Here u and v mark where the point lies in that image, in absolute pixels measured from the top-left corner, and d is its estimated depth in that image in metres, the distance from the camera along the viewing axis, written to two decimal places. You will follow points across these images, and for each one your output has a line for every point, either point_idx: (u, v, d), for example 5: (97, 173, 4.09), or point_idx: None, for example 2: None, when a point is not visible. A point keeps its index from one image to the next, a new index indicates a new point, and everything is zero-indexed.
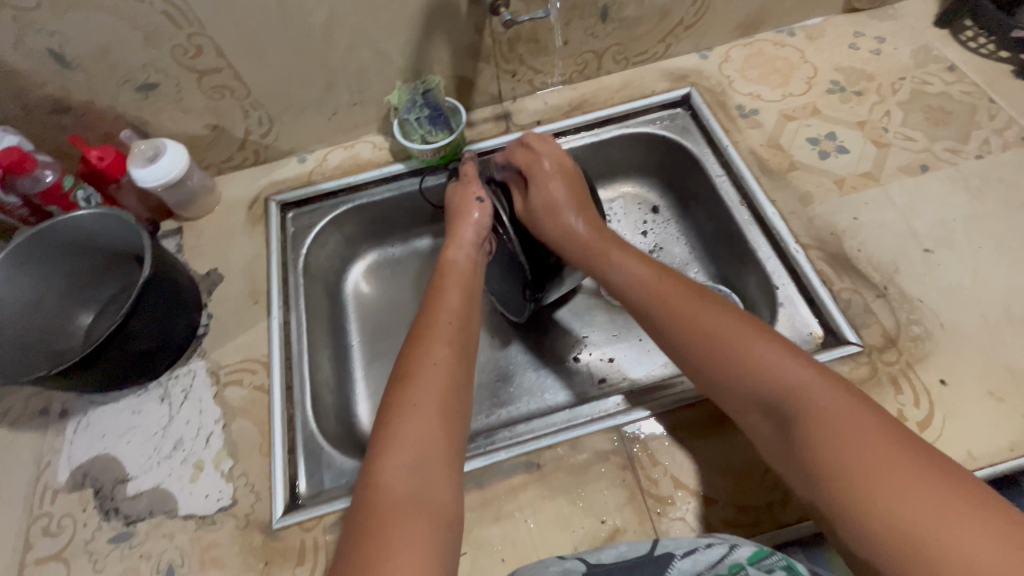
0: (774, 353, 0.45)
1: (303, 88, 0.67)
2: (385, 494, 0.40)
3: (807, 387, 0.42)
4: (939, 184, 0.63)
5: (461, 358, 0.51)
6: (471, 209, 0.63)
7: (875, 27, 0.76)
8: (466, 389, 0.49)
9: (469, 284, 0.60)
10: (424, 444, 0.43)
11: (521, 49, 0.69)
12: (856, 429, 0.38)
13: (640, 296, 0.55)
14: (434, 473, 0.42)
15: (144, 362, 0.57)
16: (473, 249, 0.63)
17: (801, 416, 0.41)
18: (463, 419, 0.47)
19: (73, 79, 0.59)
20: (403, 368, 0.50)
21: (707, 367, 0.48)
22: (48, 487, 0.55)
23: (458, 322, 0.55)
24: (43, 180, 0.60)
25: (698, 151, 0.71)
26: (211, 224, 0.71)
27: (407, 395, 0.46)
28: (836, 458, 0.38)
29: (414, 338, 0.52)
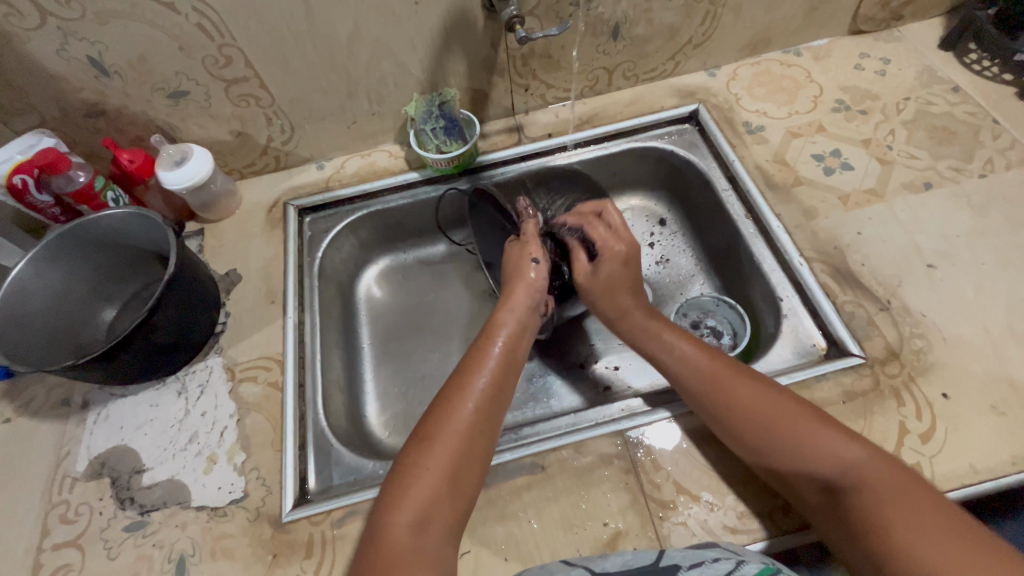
0: (817, 427, 0.46)
1: (324, 98, 0.70)
2: (387, 549, 0.41)
3: (860, 465, 0.43)
4: (942, 201, 0.64)
5: (486, 428, 0.49)
6: (528, 270, 0.61)
7: (881, 49, 0.78)
8: (483, 460, 0.47)
9: (513, 341, 0.56)
10: (430, 507, 0.43)
11: (534, 64, 0.72)
12: (913, 506, 0.39)
13: (679, 371, 0.54)
14: (430, 537, 0.42)
15: (164, 356, 0.60)
16: (525, 311, 0.59)
17: (858, 494, 0.42)
18: (474, 485, 0.46)
19: (110, 85, 0.63)
20: (429, 420, 0.48)
21: (753, 438, 0.48)
22: (67, 475, 0.57)
23: (493, 385, 0.51)
24: (76, 180, 0.63)
25: (705, 165, 0.73)
26: (231, 226, 0.74)
27: (426, 454, 0.45)
28: (905, 537, 0.38)
29: (446, 391, 0.50)
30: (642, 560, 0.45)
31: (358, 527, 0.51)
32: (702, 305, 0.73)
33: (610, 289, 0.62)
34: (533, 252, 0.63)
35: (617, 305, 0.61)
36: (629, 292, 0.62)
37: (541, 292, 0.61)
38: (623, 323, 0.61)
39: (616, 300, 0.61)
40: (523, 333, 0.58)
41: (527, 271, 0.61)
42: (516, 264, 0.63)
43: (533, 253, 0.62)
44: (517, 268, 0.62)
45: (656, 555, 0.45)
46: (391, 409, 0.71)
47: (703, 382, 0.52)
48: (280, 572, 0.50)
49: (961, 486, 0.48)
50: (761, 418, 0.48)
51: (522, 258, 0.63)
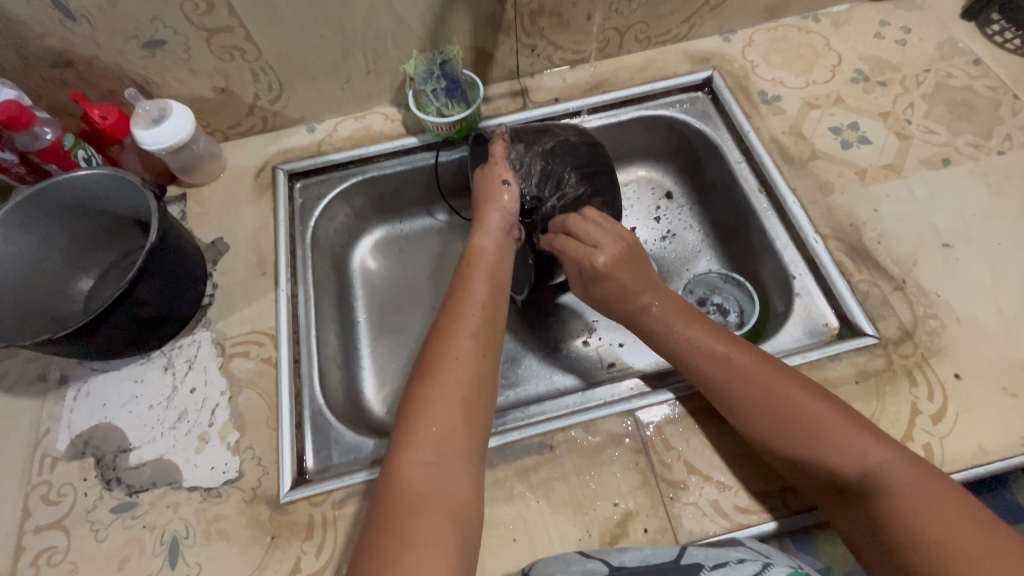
0: (842, 425, 0.44)
1: (316, 53, 0.65)
2: (404, 487, 0.40)
3: (889, 468, 0.41)
4: (959, 178, 0.62)
5: (486, 355, 0.49)
6: (499, 193, 0.59)
7: (901, 17, 0.75)
8: (489, 387, 0.47)
9: (496, 273, 0.56)
10: (445, 442, 0.43)
11: (543, 22, 0.67)
12: (945, 517, 0.37)
13: (698, 362, 0.51)
14: (451, 472, 0.42)
15: (148, 329, 0.56)
16: (501, 237, 0.58)
17: (882, 496, 0.40)
18: (485, 414, 0.46)
19: (77, 31, 0.57)
20: (426, 362, 0.48)
21: (773, 435, 0.46)
22: (47, 454, 0.54)
23: (486, 314, 0.52)
24: (42, 137, 0.57)
25: (718, 136, 0.70)
26: (216, 192, 0.69)
27: (429, 392, 0.45)
28: (934, 540, 0.37)
29: (438, 329, 0.50)
30: (663, 556, 0.43)
31: (362, 508, 0.50)
32: (708, 282, 0.71)
33: (621, 279, 0.57)
34: (503, 173, 0.60)
35: (635, 304, 0.57)
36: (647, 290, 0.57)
37: (514, 217, 0.59)
38: (637, 317, 0.57)
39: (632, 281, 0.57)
40: (507, 265, 0.57)
41: (500, 194, 0.59)
42: (485, 187, 0.60)
43: (501, 175, 0.59)
44: (488, 189, 0.59)
45: (677, 552, 0.43)
46: (389, 385, 0.69)
47: (723, 375, 0.50)
48: (280, 554, 0.48)
49: (971, 466, 0.48)
50: (783, 416, 0.46)
51: (493, 179, 0.60)
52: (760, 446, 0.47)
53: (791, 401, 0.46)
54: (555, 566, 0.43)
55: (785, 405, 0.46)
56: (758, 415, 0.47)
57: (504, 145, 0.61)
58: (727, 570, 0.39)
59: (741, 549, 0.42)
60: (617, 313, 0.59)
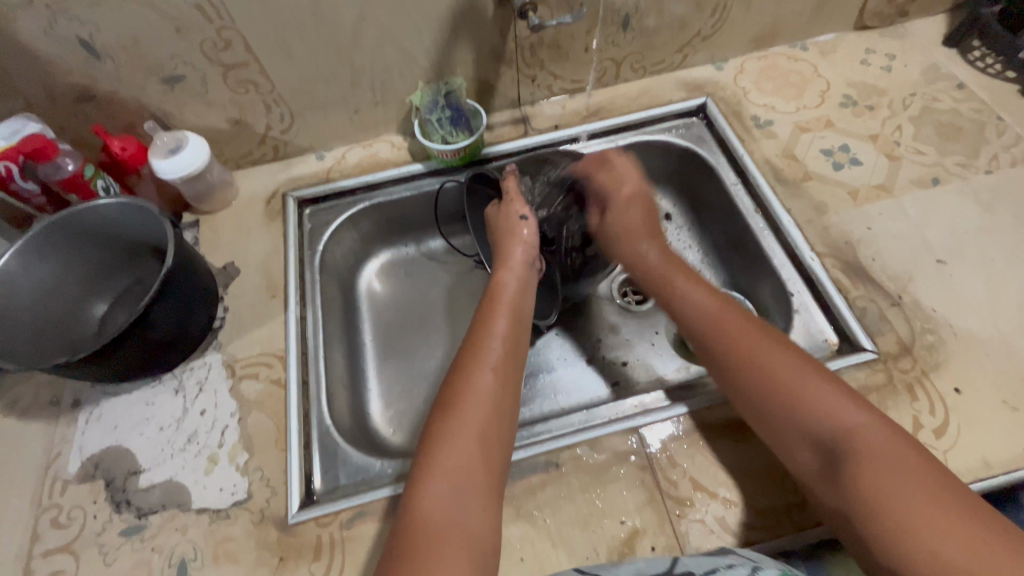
0: (824, 388, 0.46)
1: (327, 86, 0.68)
2: (423, 522, 0.41)
3: (862, 431, 0.42)
4: (950, 197, 0.64)
5: (505, 387, 0.50)
6: (518, 227, 0.64)
7: (886, 45, 0.78)
8: (508, 423, 0.48)
9: (516, 307, 0.58)
10: (463, 475, 0.43)
11: (543, 54, 0.70)
12: (903, 475, 0.39)
13: (691, 315, 0.57)
14: (469, 506, 0.42)
15: (160, 352, 0.57)
16: (523, 270, 0.61)
17: (847, 451, 0.42)
18: (504, 448, 0.47)
19: (101, 68, 0.60)
20: (448, 395, 0.49)
21: (750, 391, 0.49)
22: (58, 477, 0.54)
23: (506, 347, 0.53)
24: (64, 168, 0.60)
25: (713, 159, 0.72)
26: (228, 218, 0.71)
27: (449, 424, 0.46)
28: (878, 489, 0.39)
29: (460, 362, 0.52)
30: (654, 567, 0.44)
31: (369, 528, 0.50)
32: None
33: (627, 232, 0.68)
34: (520, 209, 0.65)
35: (632, 250, 0.66)
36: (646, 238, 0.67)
37: (534, 250, 0.63)
38: (636, 267, 0.66)
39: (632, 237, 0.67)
40: (526, 300, 0.59)
41: (518, 228, 0.64)
42: (505, 225, 0.65)
43: (519, 210, 0.65)
44: (507, 225, 0.65)
45: (669, 562, 0.44)
46: (395, 406, 0.69)
47: (710, 327, 0.55)
48: None
49: (976, 479, 0.48)
50: (762, 376, 0.48)
51: (511, 216, 0.65)
52: (739, 404, 0.50)
53: (777, 365, 0.48)
54: None
55: (768, 366, 0.48)
56: (742, 375, 0.50)
57: (515, 180, 0.68)
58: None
59: (731, 556, 0.43)
60: (616, 251, 0.68)
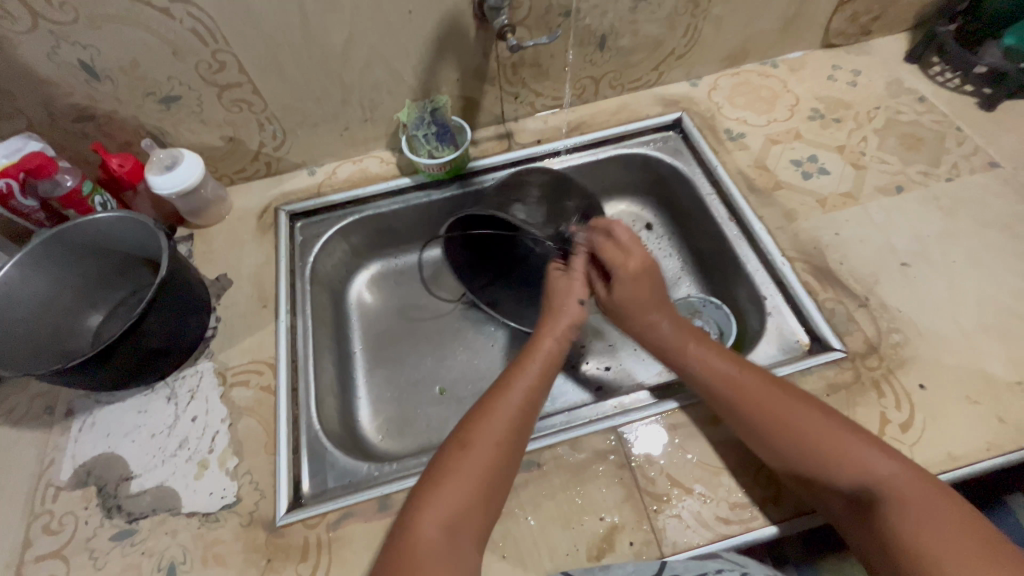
0: (856, 441, 0.46)
1: (318, 105, 0.71)
2: (420, 548, 0.43)
3: (897, 483, 0.44)
4: (913, 203, 0.67)
5: (516, 436, 0.50)
6: (571, 308, 0.62)
7: (851, 61, 0.82)
8: (513, 466, 0.49)
9: (543, 365, 0.57)
10: (459, 513, 0.45)
11: (524, 73, 0.74)
12: (948, 531, 0.40)
13: (710, 377, 0.54)
14: (462, 542, 0.44)
15: (153, 360, 0.59)
16: (564, 339, 0.60)
17: (886, 505, 0.43)
18: (505, 490, 0.48)
19: (101, 89, 0.63)
20: (461, 436, 0.50)
21: (785, 450, 0.48)
22: (50, 484, 0.55)
23: (527, 399, 0.53)
24: (63, 184, 0.62)
25: (689, 170, 0.75)
26: (221, 231, 0.73)
27: (460, 463, 0.48)
28: (926, 544, 0.40)
29: (480, 405, 0.53)
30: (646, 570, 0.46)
31: (356, 528, 0.51)
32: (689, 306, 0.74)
33: (635, 306, 0.61)
34: (579, 292, 0.63)
35: (641, 320, 0.60)
36: (655, 309, 0.60)
37: (580, 326, 0.62)
38: (648, 337, 0.60)
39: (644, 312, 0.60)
40: (552, 355, 0.58)
41: (574, 309, 0.62)
42: (559, 293, 0.63)
43: (579, 294, 0.63)
44: (562, 300, 0.63)
45: (658, 567, 0.47)
46: (384, 413, 0.71)
47: (736, 394, 0.52)
48: None
49: (940, 471, 0.50)
50: (792, 433, 0.48)
51: (570, 297, 0.63)
52: (773, 461, 0.49)
53: (806, 419, 0.48)
54: None
55: (798, 424, 0.48)
56: (765, 425, 0.49)
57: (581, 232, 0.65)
58: None
59: (720, 559, 0.47)
60: (627, 326, 0.62)
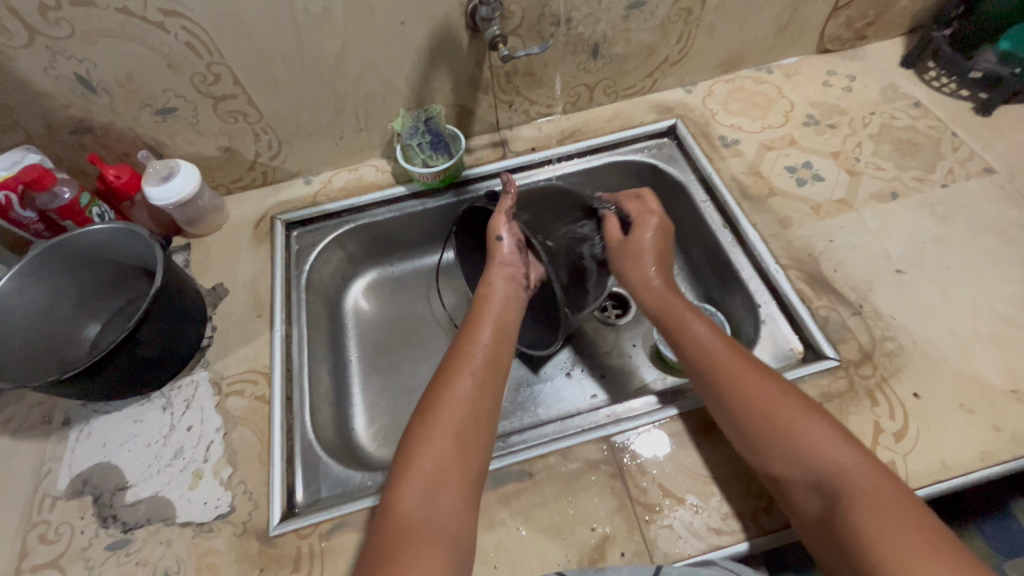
0: (823, 433, 0.46)
1: (312, 115, 0.72)
2: (399, 521, 0.43)
3: (853, 471, 0.44)
4: (907, 210, 0.67)
5: (483, 394, 0.52)
6: (496, 249, 0.63)
7: (846, 67, 0.82)
8: (486, 423, 0.50)
9: (503, 319, 0.60)
10: (438, 475, 0.45)
11: (517, 81, 0.74)
12: (898, 522, 0.40)
13: (693, 351, 0.56)
14: (442, 503, 0.44)
15: (149, 371, 0.59)
16: (505, 287, 0.62)
17: (846, 497, 0.43)
18: (481, 449, 0.49)
19: (97, 102, 0.63)
20: (427, 400, 0.51)
21: (746, 419, 0.50)
22: (47, 494, 0.56)
23: (487, 356, 0.55)
24: (60, 196, 0.63)
25: (684, 177, 0.75)
26: (218, 241, 0.74)
27: (426, 426, 0.48)
28: (876, 530, 0.40)
29: (444, 368, 0.54)
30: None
31: (349, 538, 0.51)
32: None
33: (636, 255, 0.64)
34: (501, 230, 0.63)
35: (641, 274, 0.63)
36: (653, 262, 0.63)
37: (518, 270, 0.63)
38: (644, 292, 0.63)
39: (640, 265, 0.63)
40: (510, 308, 0.61)
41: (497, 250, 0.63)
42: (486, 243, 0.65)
43: (499, 232, 0.63)
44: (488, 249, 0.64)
45: (654, 569, 0.46)
46: (379, 421, 0.71)
47: (719, 375, 0.52)
48: None
49: (933, 481, 0.50)
50: (761, 412, 0.49)
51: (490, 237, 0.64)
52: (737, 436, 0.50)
53: (773, 404, 0.49)
54: None
55: (767, 407, 0.49)
56: (737, 397, 0.51)
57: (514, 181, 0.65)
58: None
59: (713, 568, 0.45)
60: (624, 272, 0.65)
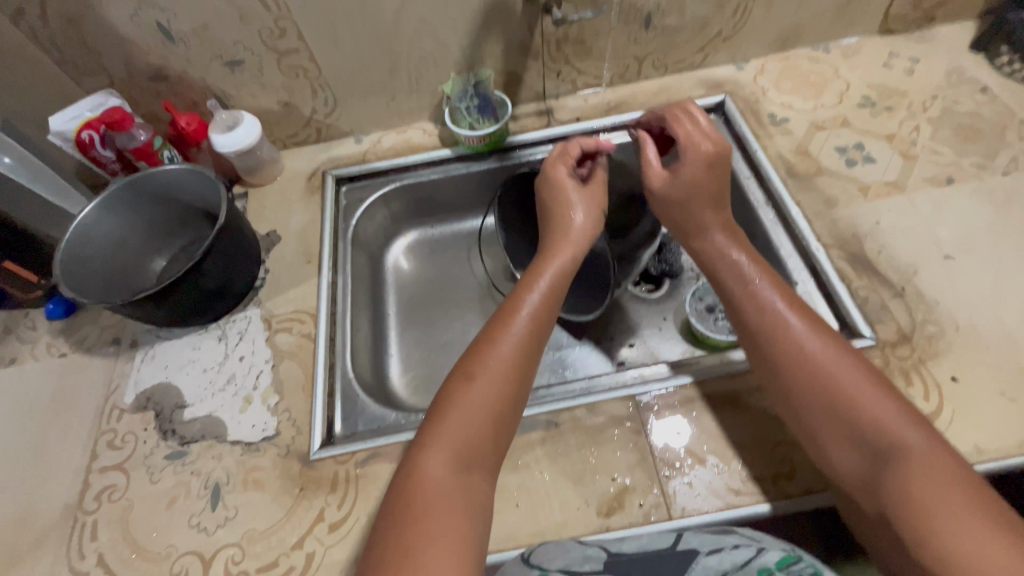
0: (881, 397, 0.44)
1: (368, 74, 0.74)
2: (423, 482, 0.43)
3: (911, 442, 0.41)
4: (963, 196, 0.65)
5: (523, 369, 0.51)
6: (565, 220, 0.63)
7: (911, 49, 0.79)
8: (519, 401, 0.50)
9: (553, 289, 0.57)
10: (466, 447, 0.46)
11: (568, 49, 0.75)
12: (950, 489, 0.37)
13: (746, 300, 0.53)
14: (468, 474, 0.45)
15: (209, 302, 0.64)
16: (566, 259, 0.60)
17: (894, 465, 0.41)
18: (510, 426, 0.49)
19: (174, 51, 0.68)
20: (467, 364, 0.51)
21: (799, 387, 0.47)
22: (115, 406, 0.62)
23: (533, 328, 0.53)
24: (137, 138, 0.68)
25: (728, 154, 0.75)
26: (273, 191, 0.78)
27: (463, 396, 0.48)
28: (921, 493, 0.38)
29: (484, 337, 0.53)
30: (661, 542, 0.46)
31: (381, 467, 0.55)
32: None
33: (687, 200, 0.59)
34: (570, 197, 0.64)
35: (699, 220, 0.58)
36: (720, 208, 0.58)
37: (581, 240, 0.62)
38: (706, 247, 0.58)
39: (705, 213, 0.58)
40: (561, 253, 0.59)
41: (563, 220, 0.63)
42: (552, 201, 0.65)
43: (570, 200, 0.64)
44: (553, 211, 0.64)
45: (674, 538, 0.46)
46: (413, 371, 0.74)
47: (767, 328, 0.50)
48: (306, 504, 0.54)
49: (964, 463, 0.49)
50: (806, 367, 0.47)
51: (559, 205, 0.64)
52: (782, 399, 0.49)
53: (824, 359, 0.47)
54: (556, 550, 0.45)
55: (813, 358, 0.47)
56: (785, 365, 0.48)
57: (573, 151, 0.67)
58: (721, 554, 0.41)
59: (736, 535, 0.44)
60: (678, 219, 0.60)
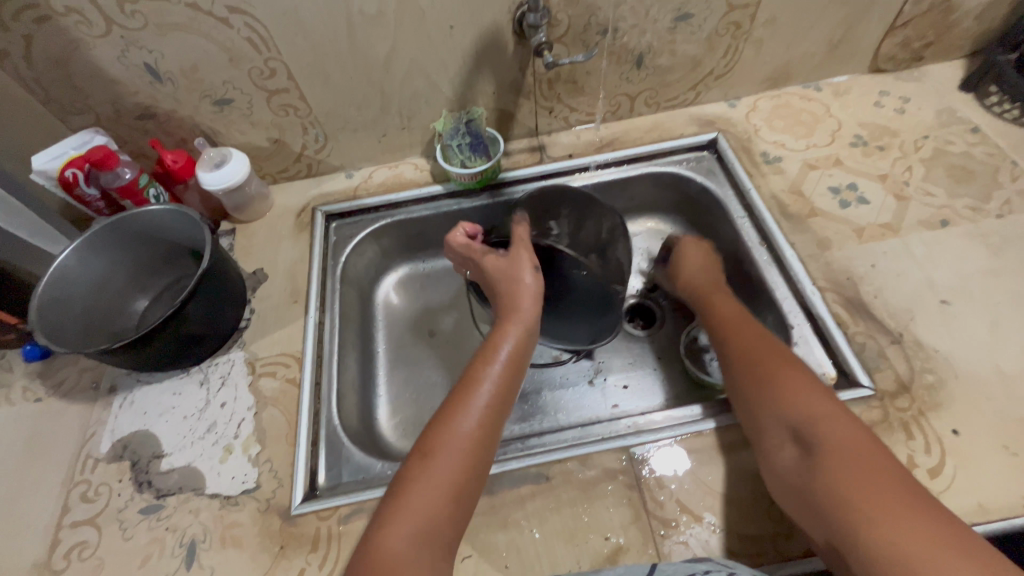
0: (835, 413, 0.46)
1: (359, 112, 0.74)
2: (382, 559, 0.41)
3: (849, 442, 0.43)
4: (958, 239, 0.64)
5: (487, 434, 0.50)
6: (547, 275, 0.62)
7: (901, 88, 0.80)
8: (483, 470, 0.48)
9: (519, 352, 0.56)
10: (427, 524, 0.43)
11: (560, 88, 0.75)
12: (884, 485, 0.40)
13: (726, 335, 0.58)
14: (430, 552, 0.42)
15: (191, 346, 0.62)
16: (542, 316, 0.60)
17: (826, 461, 0.43)
18: (473, 497, 0.47)
19: (162, 90, 0.67)
20: (433, 429, 0.50)
21: (759, 401, 0.50)
22: (90, 455, 0.59)
23: (498, 392, 0.53)
24: (122, 176, 0.67)
25: (721, 193, 0.74)
26: (261, 228, 0.77)
27: (427, 468, 0.46)
28: (855, 490, 0.40)
29: (449, 403, 0.52)
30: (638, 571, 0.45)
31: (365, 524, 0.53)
32: None
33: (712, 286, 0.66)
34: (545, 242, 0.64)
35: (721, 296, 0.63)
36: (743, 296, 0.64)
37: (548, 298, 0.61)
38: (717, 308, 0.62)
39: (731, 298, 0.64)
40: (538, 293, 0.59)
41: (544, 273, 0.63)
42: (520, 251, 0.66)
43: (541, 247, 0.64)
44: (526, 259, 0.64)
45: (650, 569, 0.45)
46: (402, 413, 0.72)
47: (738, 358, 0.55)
48: (285, 564, 0.51)
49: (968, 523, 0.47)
50: (766, 381, 0.50)
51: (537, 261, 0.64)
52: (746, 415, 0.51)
53: (783, 374, 0.50)
54: None
55: (776, 372, 0.50)
56: (750, 383, 0.52)
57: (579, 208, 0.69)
58: None
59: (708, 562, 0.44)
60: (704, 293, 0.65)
